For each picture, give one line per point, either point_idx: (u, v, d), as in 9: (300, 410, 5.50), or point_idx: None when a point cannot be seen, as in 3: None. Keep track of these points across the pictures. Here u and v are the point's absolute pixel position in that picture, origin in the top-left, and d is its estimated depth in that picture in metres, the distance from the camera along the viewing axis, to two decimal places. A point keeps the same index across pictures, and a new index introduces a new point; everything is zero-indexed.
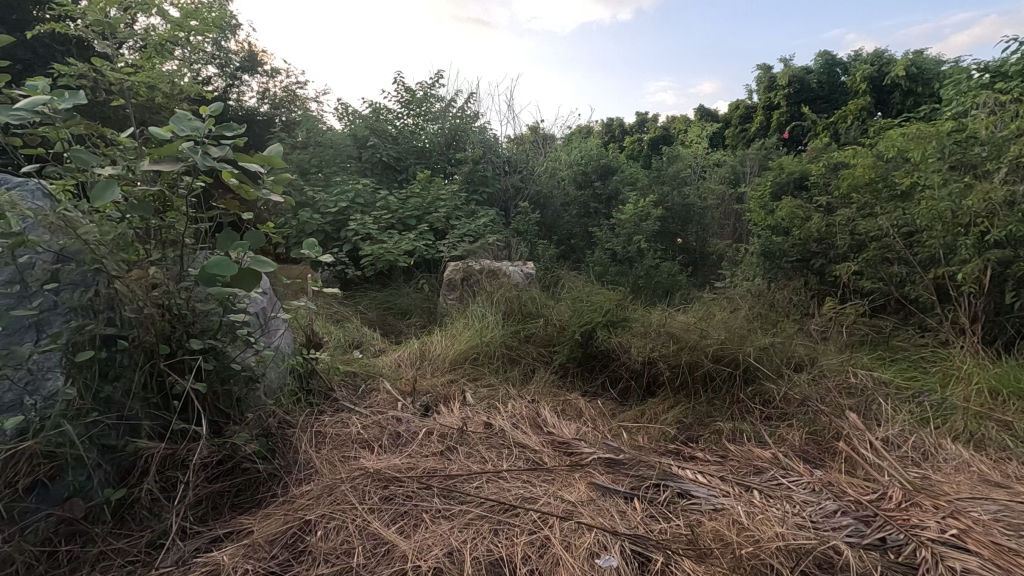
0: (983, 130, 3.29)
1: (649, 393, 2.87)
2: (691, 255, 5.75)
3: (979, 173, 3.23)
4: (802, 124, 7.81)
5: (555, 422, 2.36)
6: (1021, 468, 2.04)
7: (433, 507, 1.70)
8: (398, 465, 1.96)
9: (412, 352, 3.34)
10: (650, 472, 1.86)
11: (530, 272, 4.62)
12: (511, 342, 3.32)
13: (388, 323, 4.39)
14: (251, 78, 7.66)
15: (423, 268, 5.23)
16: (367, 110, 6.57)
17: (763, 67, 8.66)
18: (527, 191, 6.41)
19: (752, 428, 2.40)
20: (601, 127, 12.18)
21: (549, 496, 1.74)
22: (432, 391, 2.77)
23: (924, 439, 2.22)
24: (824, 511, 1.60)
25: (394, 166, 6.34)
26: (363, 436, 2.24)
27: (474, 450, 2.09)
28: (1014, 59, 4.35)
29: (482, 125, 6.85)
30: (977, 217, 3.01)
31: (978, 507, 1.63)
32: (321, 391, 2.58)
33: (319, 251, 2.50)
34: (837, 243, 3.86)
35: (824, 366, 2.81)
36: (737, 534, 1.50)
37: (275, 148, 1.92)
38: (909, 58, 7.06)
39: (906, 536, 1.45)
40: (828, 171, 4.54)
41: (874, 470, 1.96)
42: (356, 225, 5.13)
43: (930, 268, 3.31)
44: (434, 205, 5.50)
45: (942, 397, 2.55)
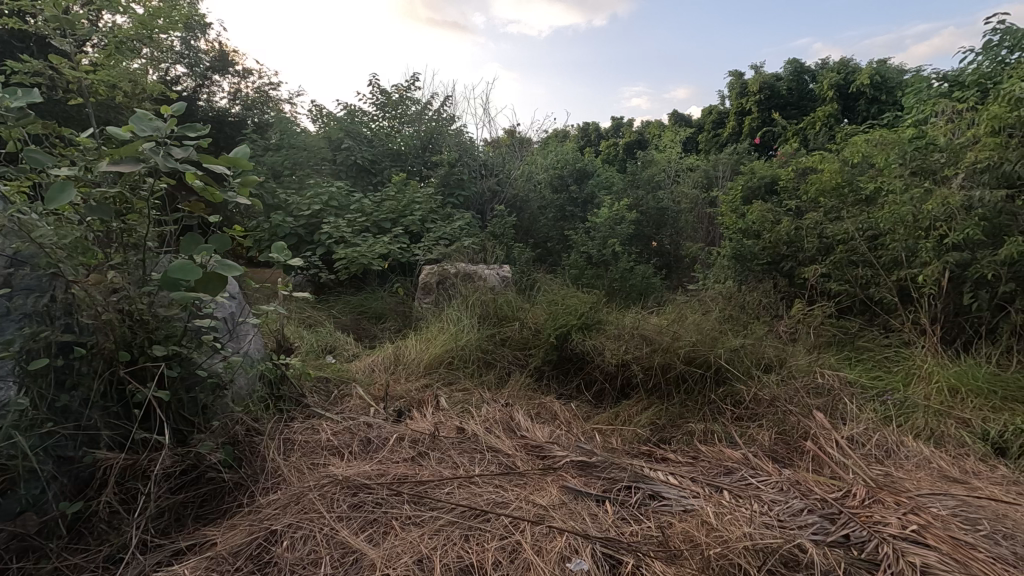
0: (942, 137, 3.42)
1: (623, 395, 2.89)
2: (665, 259, 5.82)
3: (938, 178, 3.35)
4: (773, 129, 8.00)
5: (529, 426, 2.35)
6: (978, 464, 2.11)
7: (404, 514, 1.67)
8: (368, 471, 1.93)
9: (386, 357, 3.30)
10: (621, 474, 1.87)
11: (506, 276, 4.62)
12: (486, 346, 3.31)
13: (362, 326, 4.33)
14: (222, 77, 7.51)
15: (398, 271, 5.19)
16: (342, 112, 6.53)
17: (735, 74, 8.85)
18: (504, 195, 6.42)
19: (723, 428, 2.44)
20: (577, 131, 12.29)
21: (521, 500, 1.74)
22: (406, 396, 2.75)
23: (887, 437, 2.28)
24: (791, 510, 1.63)
25: (369, 169, 6.28)
26: (333, 442, 2.20)
27: (446, 456, 2.07)
28: (970, 69, 4.54)
29: (459, 128, 6.84)
30: (937, 221, 3.12)
31: (937, 503, 1.68)
32: (292, 397, 2.53)
33: (289, 254, 2.45)
34: (805, 246, 3.95)
35: (793, 366, 2.87)
36: (707, 534, 1.52)
37: (242, 149, 1.88)
38: (873, 66, 7.29)
39: (869, 533, 1.48)
40: (797, 175, 4.65)
41: (840, 468, 2.00)
42: (329, 228, 5.07)
43: (892, 270, 3.40)
44: (409, 209, 5.46)
45: (904, 396, 2.62)
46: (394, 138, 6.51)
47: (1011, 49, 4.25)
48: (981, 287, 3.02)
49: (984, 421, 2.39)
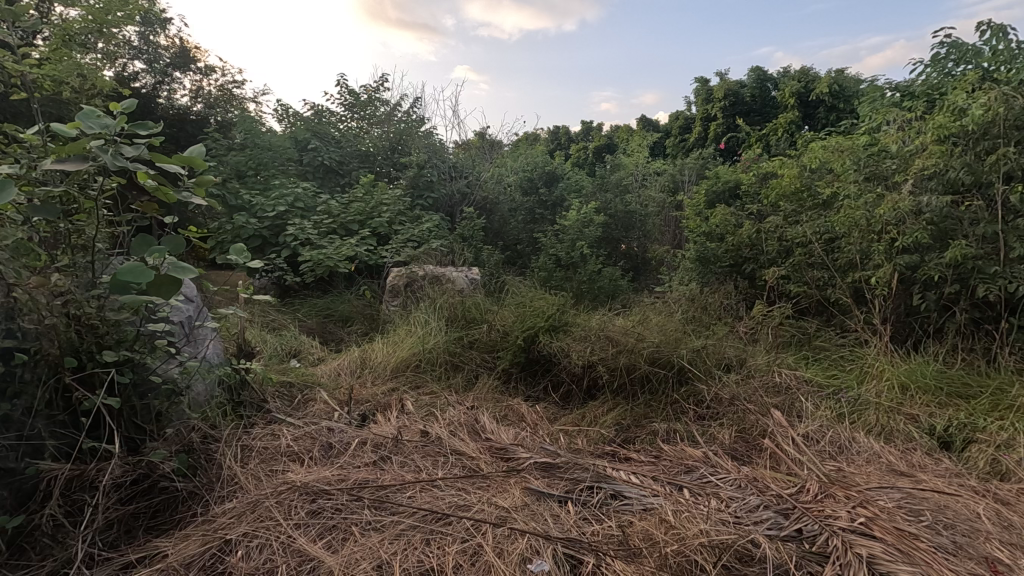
0: (893, 145, 3.56)
1: (589, 396, 2.91)
2: (633, 261, 5.90)
3: (890, 184, 3.48)
4: (737, 135, 8.22)
5: (493, 428, 2.35)
6: (925, 457, 2.20)
7: (363, 519, 1.65)
8: (328, 476, 1.90)
9: (352, 360, 3.26)
10: (584, 474, 1.89)
11: (475, 278, 4.62)
12: (454, 348, 3.30)
13: (328, 330, 4.26)
14: (183, 74, 7.27)
15: (365, 274, 5.12)
16: (309, 112, 6.46)
17: (701, 80, 9.07)
18: (473, 197, 6.41)
19: (685, 428, 2.49)
20: (547, 134, 12.39)
21: (483, 502, 1.73)
22: (371, 400, 2.71)
23: (839, 433, 2.36)
24: (747, 506, 1.67)
25: (336, 170, 6.18)
26: (293, 448, 2.16)
27: (409, 459, 2.06)
28: (920, 81, 4.76)
29: (428, 129, 6.80)
30: (888, 225, 3.24)
31: (884, 496, 1.75)
32: (253, 403, 2.47)
33: (249, 255, 2.39)
34: (766, 249, 4.06)
35: (751, 366, 2.95)
36: (665, 532, 1.54)
37: (198, 149, 1.83)
38: (832, 76, 7.56)
39: (820, 527, 1.52)
40: (758, 180, 4.79)
41: (796, 465, 2.06)
42: (294, 230, 4.96)
43: (847, 273, 3.53)
44: (377, 210, 5.39)
45: (856, 394, 2.71)
46: (362, 139, 6.46)
47: (957, 62, 4.47)
48: (929, 288, 3.16)
49: (931, 417, 2.50)
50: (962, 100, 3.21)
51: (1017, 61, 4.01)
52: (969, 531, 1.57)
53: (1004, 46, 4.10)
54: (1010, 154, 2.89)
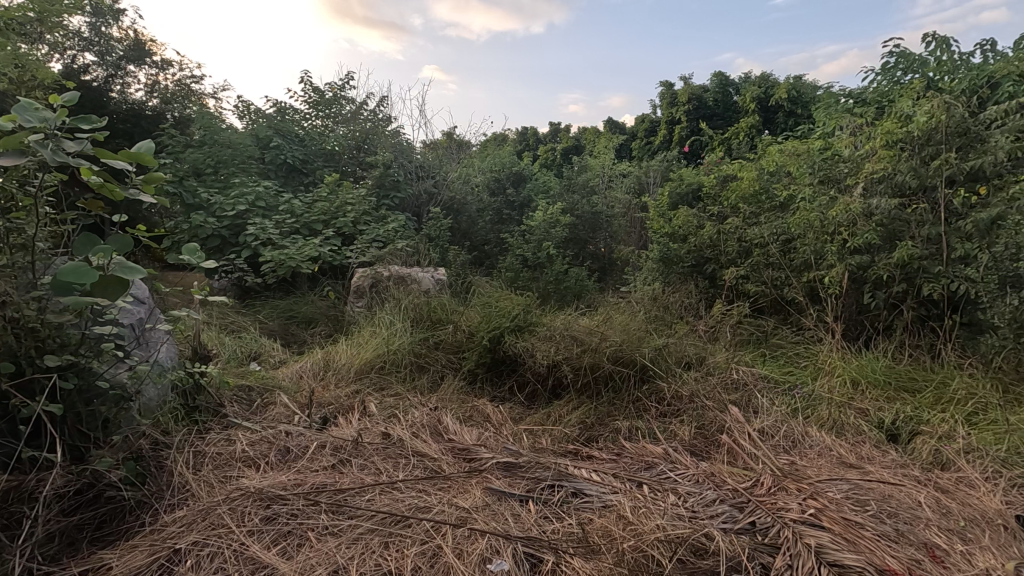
0: (846, 150, 3.69)
1: (554, 396, 2.93)
2: (600, 261, 5.97)
3: (843, 187, 3.61)
4: (701, 139, 8.41)
5: (456, 429, 2.34)
6: (873, 449, 2.29)
7: (320, 524, 1.62)
8: (284, 481, 1.85)
9: (314, 362, 3.19)
10: (546, 473, 1.89)
11: (441, 279, 4.60)
12: (419, 349, 3.27)
13: (291, 332, 4.16)
14: (137, 68, 6.96)
15: (329, 274, 5.03)
16: (272, 109, 6.31)
17: (666, 84, 9.26)
18: (440, 197, 6.36)
19: (647, 425, 2.53)
20: (515, 135, 12.44)
21: (443, 504, 1.72)
22: (333, 403, 2.67)
23: (793, 428, 2.43)
24: (704, 501, 1.70)
25: (299, 168, 6.04)
26: (248, 454, 2.10)
27: (369, 462, 2.03)
28: (871, 88, 4.97)
29: (395, 129, 6.73)
30: (841, 226, 3.36)
31: (834, 488, 1.81)
32: (209, 407, 2.40)
33: (202, 255, 2.31)
34: (726, 250, 4.15)
35: (711, 364, 3.01)
36: (623, 528, 1.56)
37: (146, 144, 1.76)
38: (791, 82, 7.82)
39: (773, 519, 1.57)
40: (719, 182, 4.91)
41: (751, 460, 2.11)
42: (255, 229, 4.82)
43: (803, 272, 3.64)
44: (341, 210, 5.28)
45: (810, 389, 2.80)
46: (327, 138, 6.34)
47: (905, 71, 4.70)
48: (879, 288, 3.30)
49: (879, 410, 2.61)
50: (908, 108, 3.36)
51: (959, 71, 4.23)
52: (910, 519, 1.65)
53: (947, 57, 4.31)
54: (952, 159, 3.04)
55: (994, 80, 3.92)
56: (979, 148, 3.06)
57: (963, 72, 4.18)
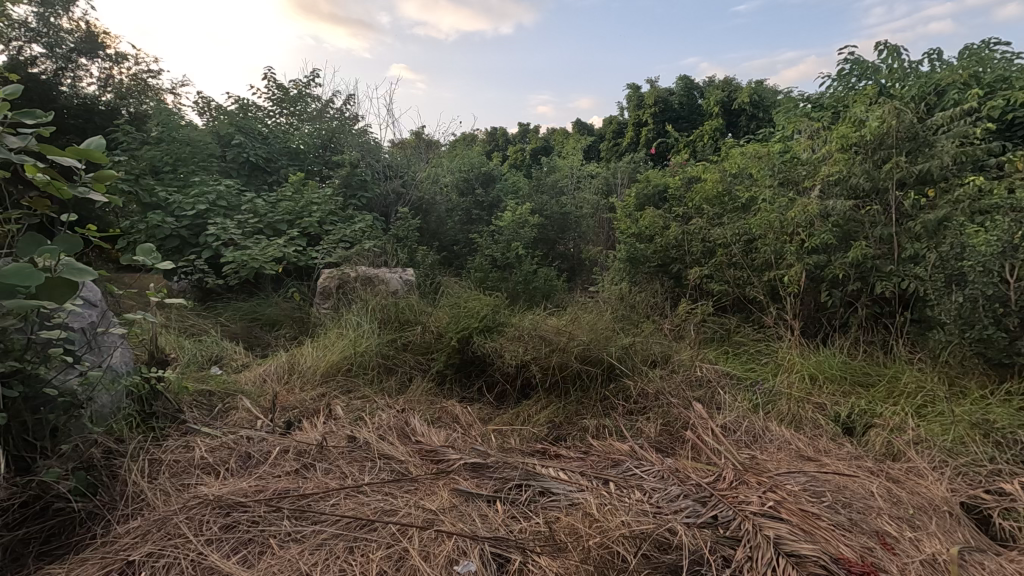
0: (804, 153, 3.82)
1: (523, 395, 2.94)
2: (569, 262, 6.01)
3: (801, 189, 3.73)
4: (667, 140, 8.56)
5: (424, 430, 2.32)
6: (830, 442, 2.37)
7: (282, 530, 1.58)
8: (245, 488, 1.81)
9: (279, 365, 3.12)
10: (513, 473, 1.90)
11: (410, 280, 4.56)
12: (386, 351, 3.23)
13: (254, 335, 4.05)
14: (90, 61, 6.69)
15: (294, 275, 4.92)
16: (234, 106, 6.14)
17: (633, 86, 9.39)
18: (409, 197, 6.30)
19: (614, 423, 2.56)
20: (485, 135, 12.43)
21: (409, 506, 1.71)
22: (298, 407, 2.61)
23: (754, 423, 2.50)
24: (668, 496, 1.73)
25: (263, 167, 5.89)
26: (207, 461, 2.03)
27: (334, 466, 1.99)
28: (828, 93, 5.14)
29: (362, 128, 6.64)
30: (799, 227, 3.47)
31: (792, 480, 1.87)
32: (167, 414, 2.31)
33: (158, 256, 2.23)
34: (691, 250, 4.23)
35: (677, 361, 3.07)
36: (589, 525, 1.58)
37: (96, 141, 1.70)
38: (753, 86, 8.04)
39: (734, 512, 1.60)
40: (684, 184, 5.01)
41: (714, 455, 2.16)
42: (215, 229, 4.67)
43: (763, 272, 3.74)
44: (307, 209, 5.18)
45: (771, 385, 2.89)
46: (291, 136, 6.21)
47: (859, 77, 4.88)
48: (835, 287, 3.43)
49: (835, 405, 2.70)
50: (861, 113, 3.49)
51: (909, 78, 4.41)
52: (863, 508, 1.72)
53: (898, 65, 4.50)
54: (902, 163, 3.17)
55: (940, 88, 4.11)
56: (927, 152, 3.21)
57: (913, 79, 4.37)
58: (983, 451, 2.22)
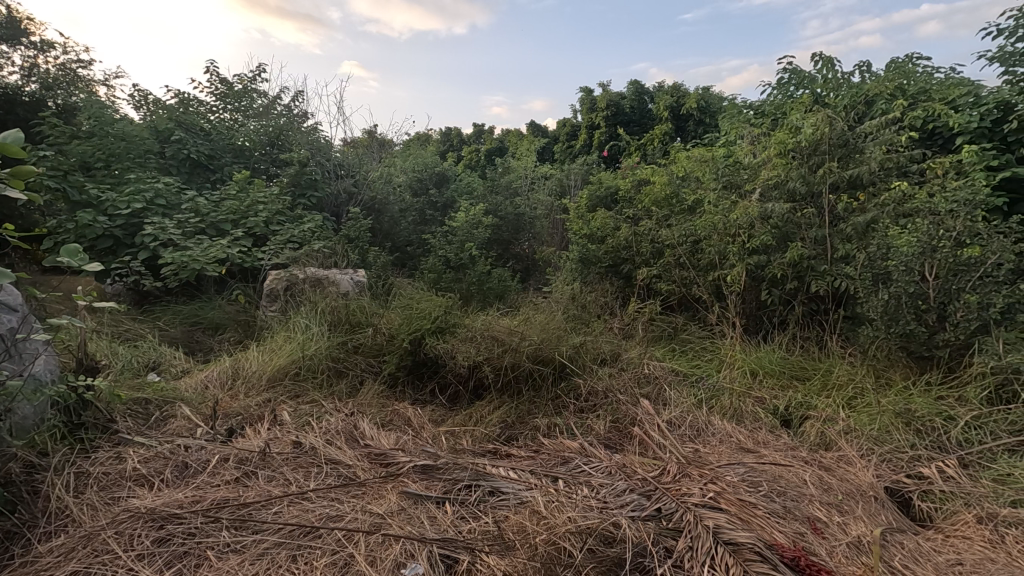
0: (745, 157, 3.98)
1: (475, 396, 2.94)
2: (523, 262, 6.05)
3: (743, 192, 3.88)
4: (619, 143, 8.74)
5: (373, 434, 2.29)
6: (768, 434, 2.48)
7: (221, 541, 1.53)
8: (181, 499, 1.73)
9: (222, 371, 3.00)
10: (463, 473, 1.89)
11: (361, 281, 4.48)
12: (337, 354, 3.16)
13: (195, 339, 3.88)
14: (11, 48, 6.24)
15: (239, 277, 4.74)
16: (173, 100, 5.86)
17: (586, 89, 9.54)
18: (360, 197, 6.18)
19: (565, 422, 2.60)
20: (439, 135, 12.35)
21: (356, 511, 1.68)
22: (242, 413, 2.52)
23: (697, 418, 2.59)
24: (615, 491, 1.77)
25: (205, 164, 5.65)
26: (140, 472, 1.94)
27: (277, 473, 1.94)
28: (769, 101, 5.38)
29: (311, 125, 6.47)
30: (741, 228, 3.61)
31: (732, 472, 1.95)
32: (97, 424, 2.18)
33: (86, 258, 2.10)
34: (640, 250, 4.33)
35: (626, 359, 3.14)
36: (536, 523, 1.60)
37: (12, 135, 1.56)
38: (700, 92, 8.32)
39: (677, 504, 1.66)
40: (634, 186, 5.13)
41: (660, 449, 2.23)
42: (153, 229, 4.44)
43: (709, 272, 3.87)
44: (252, 209, 4.99)
45: (714, 381, 2.99)
46: (236, 132, 5.98)
47: (797, 86, 5.14)
48: (774, 286, 3.59)
49: (774, 398, 2.83)
50: (798, 120, 3.66)
51: (841, 88, 4.67)
52: (796, 496, 1.81)
53: (832, 75, 4.75)
54: (834, 168, 3.35)
55: (869, 98, 4.37)
56: (856, 159, 3.40)
57: (844, 89, 4.63)
58: (905, 438, 2.37)
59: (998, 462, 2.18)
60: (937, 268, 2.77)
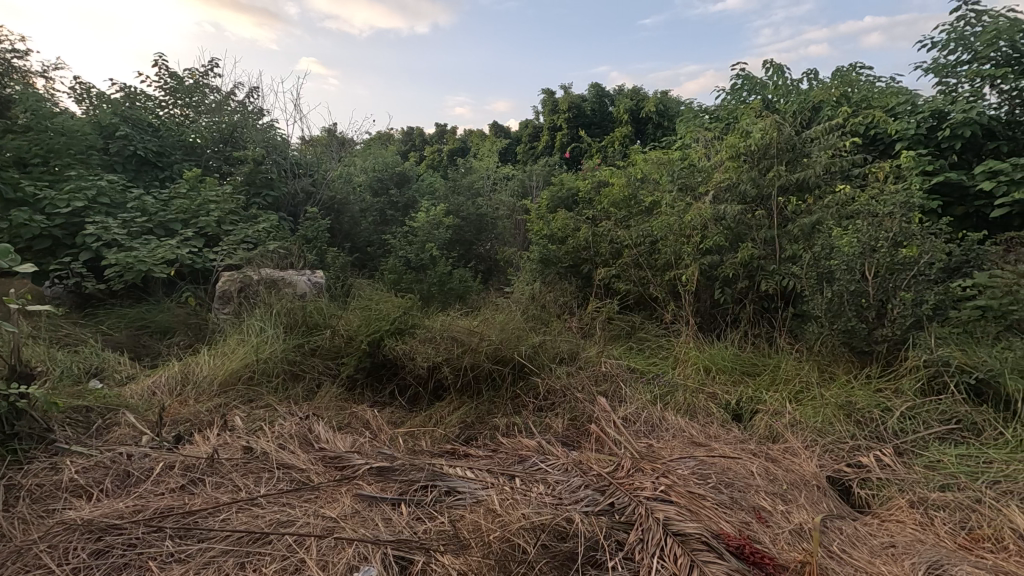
0: (700, 161, 4.09)
1: (435, 397, 2.93)
2: (485, 263, 6.04)
3: (697, 194, 4.00)
4: (581, 145, 8.85)
5: (328, 437, 2.25)
6: (719, 428, 2.56)
7: (164, 551, 1.48)
8: (121, 509, 1.66)
9: (170, 376, 2.89)
10: (419, 474, 1.89)
11: (319, 282, 4.39)
12: (293, 357, 3.09)
13: (142, 343, 3.73)
14: None
15: (190, 278, 4.57)
16: (119, 94, 5.61)
17: (548, 91, 9.63)
18: (319, 196, 6.05)
19: (524, 421, 2.62)
20: (401, 134, 12.22)
21: (308, 515, 1.65)
22: (191, 419, 2.44)
23: (652, 414, 2.65)
24: (570, 487, 1.80)
25: (153, 161, 5.43)
26: (78, 482, 1.85)
27: (225, 480, 1.88)
28: (723, 105, 5.55)
29: (266, 123, 6.29)
30: (696, 229, 3.72)
31: (683, 465, 2.01)
32: (32, 434, 2.07)
33: (18, 259, 1.98)
34: (600, 251, 4.40)
35: (585, 358, 3.18)
36: (491, 521, 1.61)
37: None
38: (658, 96, 8.51)
39: (630, 498, 1.70)
40: (594, 187, 5.21)
41: (616, 446, 2.27)
42: (96, 229, 4.24)
43: (665, 271, 3.97)
44: (204, 208, 4.83)
45: (669, 378, 3.07)
46: (186, 129, 5.77)
47: (749, 92, 5.32)
48: (727, 285, 3.70)
49: (726, 393, 2.92)
50: (748, 125, 3.80)
51: (790, 95, 4.87)
52: (743, 487, 1.88)
53: (783, 82, 4.95)
54: (782, 172, 3.49)
55: (816, 105, 4.57)
56: (802, 163, 3.55)
57: (793, 96, 4.83)
58: (845, 429, 2.49)
59: (929, 449, 2.32)
60: (875, 267, 2.92)
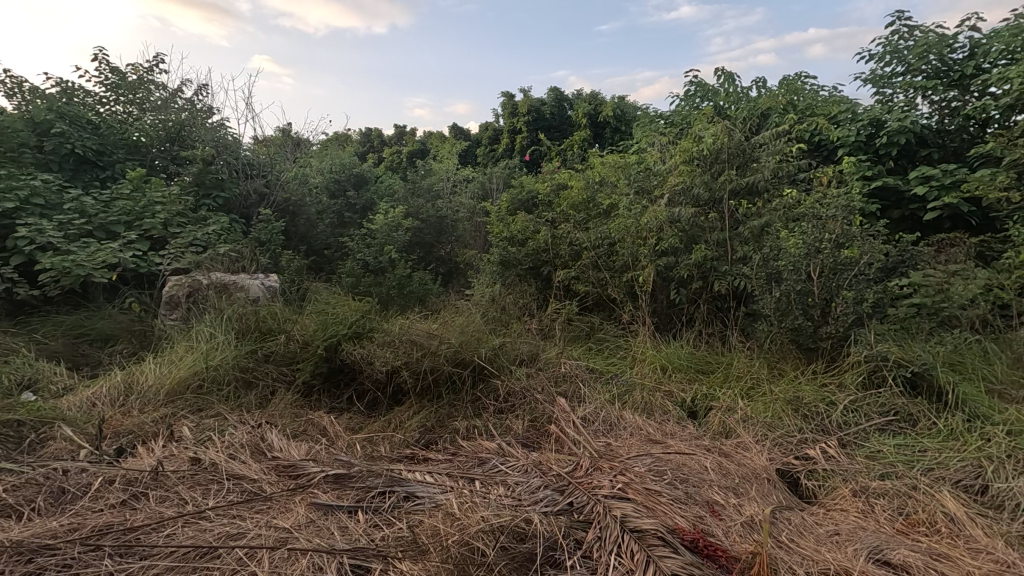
0: (655, 164, 4.19)
1: (394, 402, 2.88)
2: (446, 265, 6.01)
3: (652, 197, 4.08)
4: (540, 148, 8.91)
5: (282, 445, 2.18)
6: (675, 425, 2.63)
7: (102, 571, 1.40)
8: (55, 529, 1.57)
9: (111, 386, 2.75)
10: (377, 480, 1.85)
11: (273, 286, 4.27)
12: (245, 363, 2.99)
13: (81, 352, 3.53)
14: None
15: (133, 283, 4.36)
16: (54, 89, 5.30)
17: (507, 94, 9.66)
18: (272, 198, 5.89)
19: (484, 423, 2.62)
20: (358, 135, 12.01)
21: (260, 527, 1.60)
22: (134, 431, 2.32)
23: (610, 413, 2.69)
24: (530, 488, 1.80)
25: (93, 160, 5.15)
26: (6, 501, 1.73)
27: (170, 493, 1.80)
28: (677, 110, 5.70)
29: (216, 121, 6.07)
30: (652, 231, 3.80)
31: (640, 463, 2.05)
32: None
33: None
34: (559, 253, 4.44)
35: (545, 359, 3.20)
36: (450, 525, 1.59)
37: None
38: (615, 101, 8.67)
39: (588, 497, 1.71)
40: (554, 190, 5.25)
41: (574, 446, 2.29)
42: (29, 231, 3.99)
43: (623, 273, 4.04)
44: (149, 210, 4.62)
45: (627, 377, 3.13)
46: (130, 127, 5.51)
47: (702, 98, 5.48)
48: (682, 285, 3.80)
49: (682, 391, 2.99)
50: (700, 130, 3.91)
51: (740, 102, 5.05)
52: (697, 482, 1.93)
53: (733, 89, 5.12)
54: (733, 176, 3.61)
55: (764, 111, 4.74)
56: (751, 167, 3.68)
57: (743, 102, 5.00)
58: (793, 423, 2.59)
59: (870, 440, 2.44)
60: (820, 267, 3.05)
